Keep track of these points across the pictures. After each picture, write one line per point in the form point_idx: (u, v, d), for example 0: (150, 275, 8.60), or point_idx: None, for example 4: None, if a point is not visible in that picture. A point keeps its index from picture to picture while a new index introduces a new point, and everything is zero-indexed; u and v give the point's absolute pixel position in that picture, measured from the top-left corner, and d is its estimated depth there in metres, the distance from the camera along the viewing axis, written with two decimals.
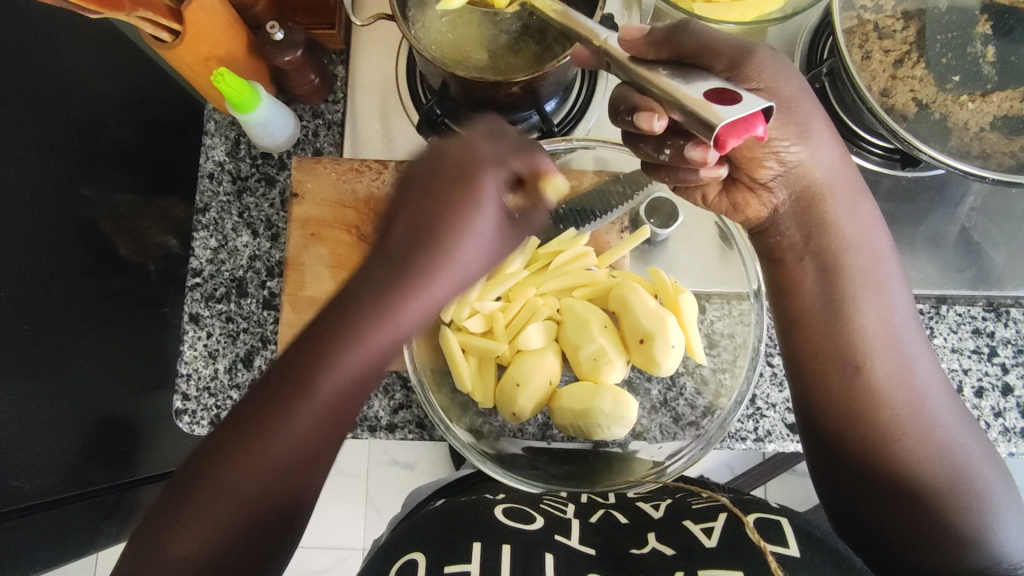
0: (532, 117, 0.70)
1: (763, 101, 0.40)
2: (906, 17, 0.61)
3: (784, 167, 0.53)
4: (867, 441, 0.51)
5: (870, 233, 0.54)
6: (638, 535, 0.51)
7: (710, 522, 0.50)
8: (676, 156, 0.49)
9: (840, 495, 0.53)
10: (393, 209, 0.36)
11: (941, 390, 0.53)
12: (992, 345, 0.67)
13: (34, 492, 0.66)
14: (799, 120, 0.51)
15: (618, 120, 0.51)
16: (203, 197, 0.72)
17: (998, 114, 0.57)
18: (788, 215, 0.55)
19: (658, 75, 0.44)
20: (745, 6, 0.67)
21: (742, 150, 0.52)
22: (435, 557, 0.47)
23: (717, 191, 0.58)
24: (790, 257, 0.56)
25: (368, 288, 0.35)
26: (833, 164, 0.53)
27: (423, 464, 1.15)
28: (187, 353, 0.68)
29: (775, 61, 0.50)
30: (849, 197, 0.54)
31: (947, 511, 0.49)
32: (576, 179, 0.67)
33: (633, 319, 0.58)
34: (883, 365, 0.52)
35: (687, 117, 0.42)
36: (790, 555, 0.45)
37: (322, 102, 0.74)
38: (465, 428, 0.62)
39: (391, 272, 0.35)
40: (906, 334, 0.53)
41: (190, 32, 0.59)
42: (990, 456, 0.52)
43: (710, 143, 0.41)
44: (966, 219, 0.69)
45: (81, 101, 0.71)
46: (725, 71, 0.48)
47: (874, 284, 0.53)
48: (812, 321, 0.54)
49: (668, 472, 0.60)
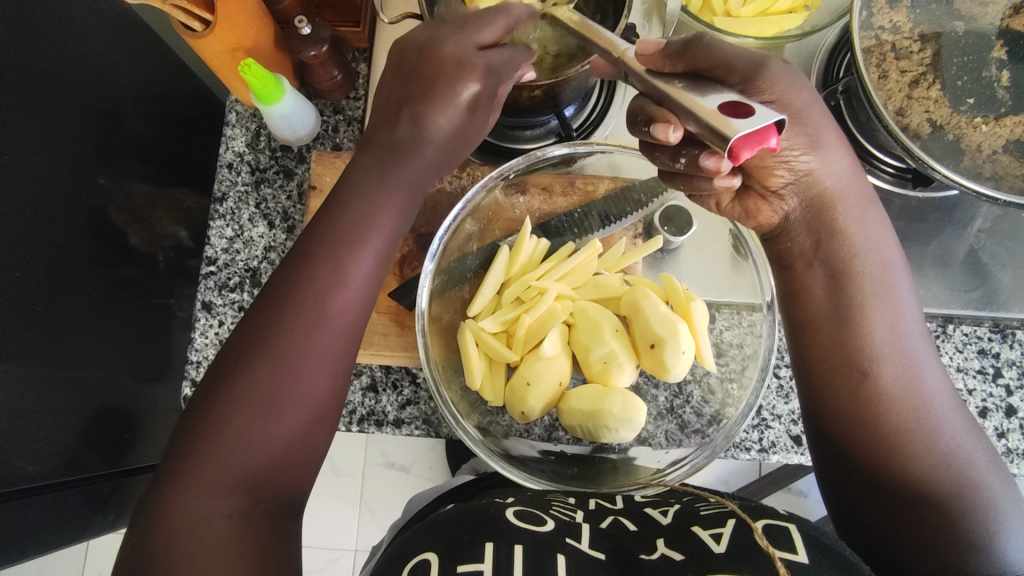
0: (550, 121, 0.71)
1: (776, 113, 0.41)
2: (923, 39, 0.62)
3: (795, 176, 0.54)
4: (873, 443, 0.52)
5: (879, 241, 0.55)
6: (648, 541, 0.51)
7: (718, 528, 0.50)
8: (691, 165, 0.51)
9: (845, 496, 0.54)
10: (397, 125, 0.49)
11: (947, 396, 0.53)
12: (997, 366, 0.68)
13: (34, 475, 0.65)
14: (811, 131, 0.52)
15: (636, 130, 0.53)
16: (221, 187, 0.72)
17: (1011, 138, 0.58)
18: (799, 222, 0.56)
19: (676, 89, 0.45)
20: (765, 22, 0.69)
21: (754, 160, 0.53)
22: (448, 554, 0.48)
23: (730, 198, 0.59)
24: (800, 263, 0.57)
25: (362, 199, 0.48)
26: (844, 174, 0.54)
27: (420, 467, 1.19)
28: (198, 340, 0.68)
29: (789, 72, 0.51)
30: (858, 206, 0.55)
31: (955, 515, 0.49)
32: (592, 184, 0.69)
33: (645, 324, 0.58)
34: (891, 370, 0.52)
35: (701, 128, 0.43)
36: (800, 562, 0.45)
37: (343, 99, 0.75)
38: (474, 425, 0.62)
39: (394, 155, 0.48)
40: (913, 341, 0.53)
41: (220, 22, 0.59)
42: (996, 464, 0.52)
43: (724, 155, 0.42)
44: (975, 240, 0.70)
45: (102, 90, 0.71)
46: (739, 83, 0.49)
47: (884, 290, 0.54)
48: (821, 327, 0.55)
49: (669, 478, 0.60)
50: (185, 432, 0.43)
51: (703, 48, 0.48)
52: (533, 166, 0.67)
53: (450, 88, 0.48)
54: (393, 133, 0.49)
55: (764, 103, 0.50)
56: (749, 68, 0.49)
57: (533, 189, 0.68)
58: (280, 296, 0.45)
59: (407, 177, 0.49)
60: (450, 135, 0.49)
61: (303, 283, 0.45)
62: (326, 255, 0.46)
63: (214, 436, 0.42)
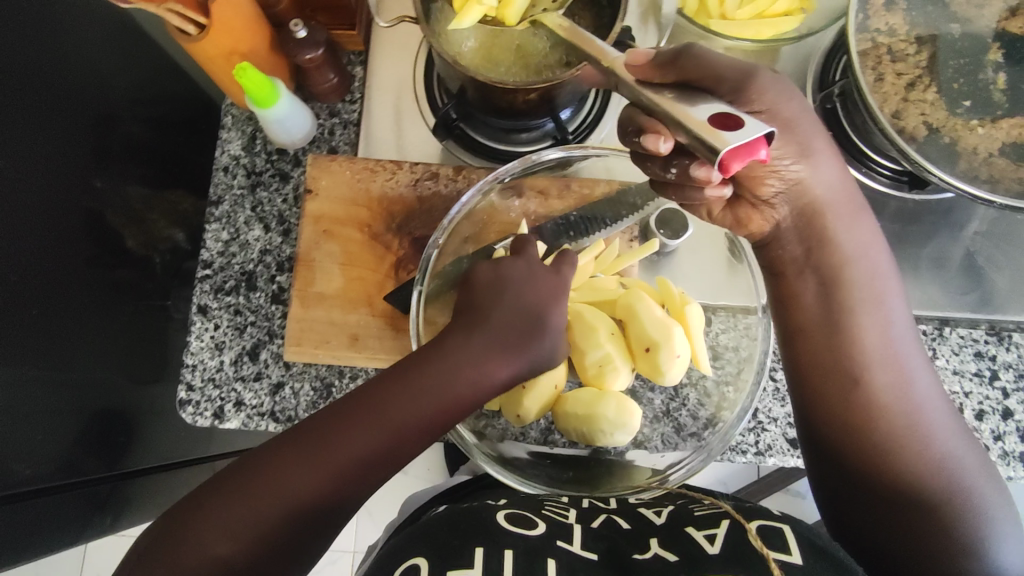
0: (547, 124, 0.71)
1: (765, 126, 0.41)
2: (919, 42, 0.62)
3: (784, 185, 0.54)
4: (864, 450, 0.52)
5: (870, 247, 0.55)
6: (641, 541, 0.51)
7: (713, 529, 0.50)
8: (682, 174, 0.51)
9: (837, 502, 0.54)
10: (486, 296, 0.52)
11: (939, 401, 0.53)
12: (993, 368, 0.68)
13: (29, 478, 0.65)
14: (799, 141, 0.52)
15: (626, 140, 0.52)
16: (217, 190, 0.72)
17: (1006, 140, 0.58)
18: (790, 230, 0.56)
19: (665, 99, 0.45)
20: (762, 24, 0.68)
21: (745, 169, 0.53)
22: (440, 561, 0.48)
23: (722, 207, 0.59)
24: (791, 270, 0.57)
25: (473, 349, 0.50)
26: (835, 183, 0.54)
27: (418, 469, 1.17)
28: (194, 343, 0.68)
29: (778, 84, 0.51)
30: (848, 214, 0.54)
31: (945, 522, 0.49)
32: (589, 186, 0.68)
33: (640, 327, 0.58)
34: (883, 377, 0.52)
35: (691, 140, 0.42)
36: (795, 563, 0.45)
37: (339, 101, 0.75)
38: (471, 430, 0.62)
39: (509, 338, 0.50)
40: (905, 347, 0.53)
41: (215, 27, 0.59)
42: (988, 470, 0.52)
43: (714, 167, 0.41)
44: (972, 242, 0.70)
45: (98, 92, 0.71)
46: (729, 94, 0.49)
47: (875, 296, 0.54)
48: (813, 333, 0.55)
49: (672, 479, 0.60)
50: (229, 471, 0.47)
51: (692, 57, 0.48)
52: (528, 170, 0.67)
53: (539, 332, 0.51)
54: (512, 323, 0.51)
55: (754, 114, 0.50)
56: (739, 79, 0.49)
57: (528, 192, 0.68)
58: (379, 390, 0.48)
59: (530, 369, 0.51)
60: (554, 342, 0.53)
61: (390, 395, 0.48)
62: (420, 384, 0.48)
63: (238, 492, 0.45)
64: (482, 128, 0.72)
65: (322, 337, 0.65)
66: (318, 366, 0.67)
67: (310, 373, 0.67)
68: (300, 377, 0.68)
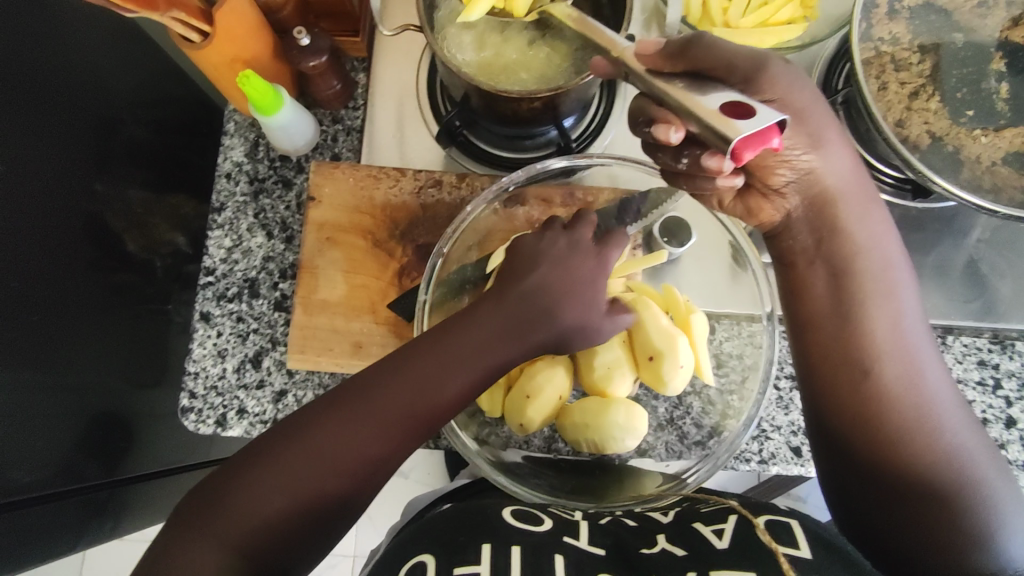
0: (550, 132, 0.72)
1: (778, 114, 0.41)
2: (922, 50, 0.62)
3: (797, 175, 0.54)
4: (876, 440, 0.52)
5: (881, 239, 0.55)
6: (648, 536, 0.53)
7: (720, 524, 0.51)
8: (693, 164, 0.51)
9: (847, 494, 0.54)
10: (521, 267, 0.52)
11: (951, 394, 0.53)
12: (996, 377, 0.68)
13: (30, 484, 0.65)
14: (811, 131, 0.53)
15: (638, 131, 0.53)
16: (219, 197, 0.72)
17: (1010, 149, 0.58)
18: (801, 219, 0.56)
19: (675, 88, 0.45)
20: (764, 33, 0.68)
21: (756, 159, 0.53)
22: (445, 559, 0.48)
23: (732, 196, 0.58)
24: (802, 261, 0.57)
25: (501, 314, 0.50)
26: (847, 171, 0.55)
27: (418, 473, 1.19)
28: (196, 351, 0.68)
29: (789, 72, 0.51)
30: (860, 205, 0.55)
31: (956, 512, 0.49)
32: (593, 194, 0.69)
33: (644, 336, 0.58)
34: (893, 368, 0.52)
35: (703, 129, 0.43)
36: (802, 557, 0.45)
37: (342, 108, 0.75)
38: (472, 436, 0.62)
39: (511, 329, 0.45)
40: (915, 340, 0.54)
41: (219, 33, 0.59)
42: (997, 462, 0.52)
43: (726, 155, 0.42)
44: (974, 251, 0.70)
45: (99, 96, 0.71)
46: (741, 83, 0.49)
47: (886, 288, 0.54)
48: (824, 325, 0.55)
49: (689, 482, 0.59)
50: (290, 430, 0.47)
51: (703, 48, 0.48)
52: (532, 178, 0.67)
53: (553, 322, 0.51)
54: (518, 290, 0.51)
55: (766, 103, 0.50)
56: (750, 67, 0.49)
57: (533, 200, 0.68)
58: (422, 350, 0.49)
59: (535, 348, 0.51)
60: (567, 299, 0.51)
61: (432, 359, 0.48)
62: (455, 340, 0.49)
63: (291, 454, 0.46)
64: (484, 134, 0.72)
65: (325, 345, 0.65)
66: (321, 374, 0.67)
67: (312, 381, 0.67)
68: (302, 386, 0.67)
